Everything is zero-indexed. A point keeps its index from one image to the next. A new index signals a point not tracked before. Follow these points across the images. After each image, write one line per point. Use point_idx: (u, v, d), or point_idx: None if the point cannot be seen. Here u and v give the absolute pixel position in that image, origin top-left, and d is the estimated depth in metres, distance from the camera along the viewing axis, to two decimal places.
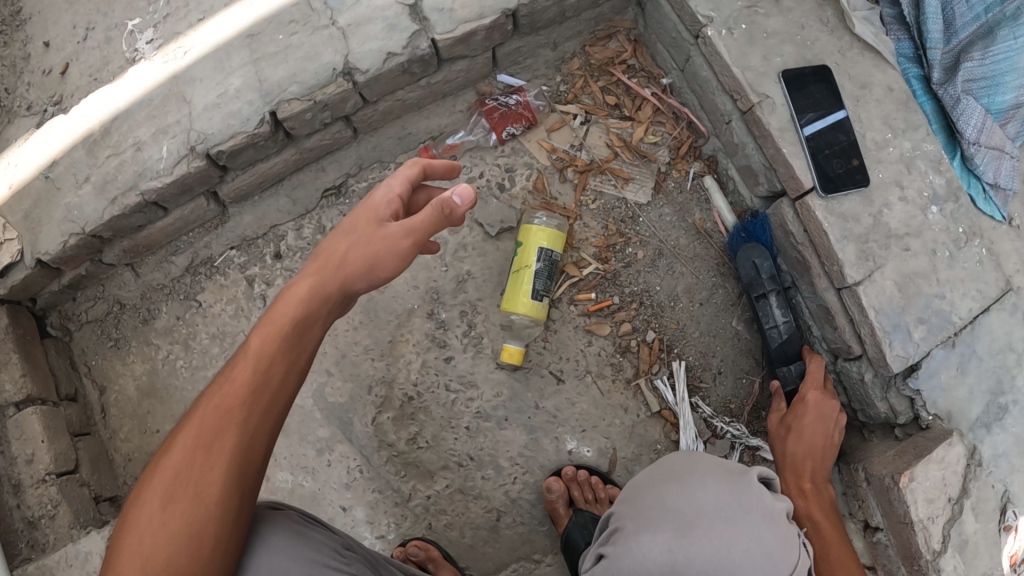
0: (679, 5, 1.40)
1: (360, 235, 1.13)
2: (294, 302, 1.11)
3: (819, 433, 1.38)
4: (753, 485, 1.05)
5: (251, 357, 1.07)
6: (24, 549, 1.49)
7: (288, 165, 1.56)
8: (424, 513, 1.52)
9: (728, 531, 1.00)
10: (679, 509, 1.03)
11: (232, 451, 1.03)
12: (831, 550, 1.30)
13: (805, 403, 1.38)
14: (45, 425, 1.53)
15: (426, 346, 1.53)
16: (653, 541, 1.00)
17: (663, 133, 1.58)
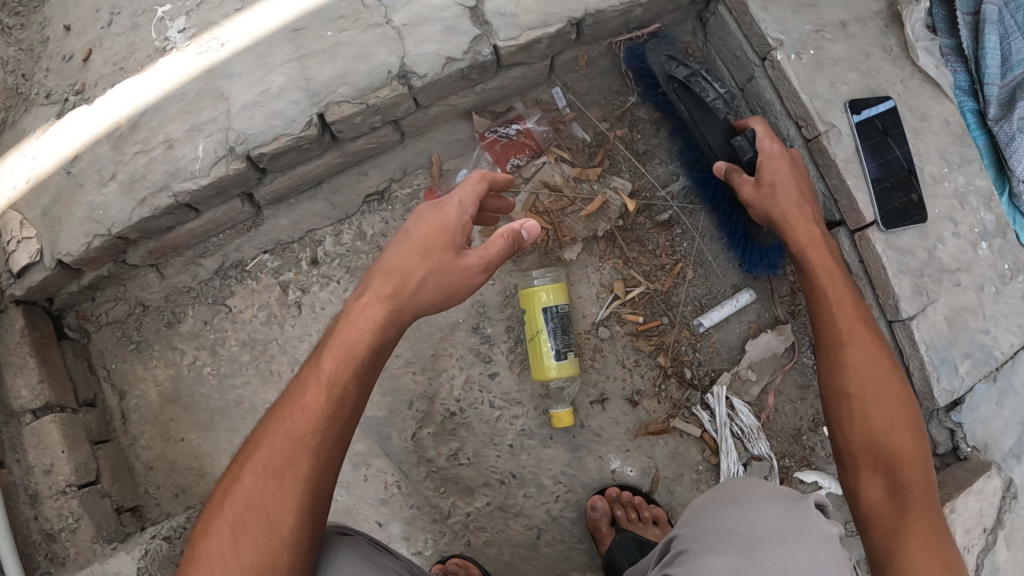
0: (748, 25, 1.37)
1: (434, 259, 1.08)
2: (367, 325, 1.07)
3: (791, 187, 1.28)
4: (811, 511, 1.04)
5: (322, 381, 1.03)
6: (42, 563, 1.44)
7: (329, 169, 1.47)
8: (463, 529, 1.49)
9: (789, 552, 0.98)
10: (737, 530, 1.03)
11: (305, 480, 1.00)
12: (867, 374, 1.18)
13: (765, 186, 1.27)
14: (65, 435, 1.47)
15: (469, 362, 1.50)
16: (719, 561, 0.98)
17: None
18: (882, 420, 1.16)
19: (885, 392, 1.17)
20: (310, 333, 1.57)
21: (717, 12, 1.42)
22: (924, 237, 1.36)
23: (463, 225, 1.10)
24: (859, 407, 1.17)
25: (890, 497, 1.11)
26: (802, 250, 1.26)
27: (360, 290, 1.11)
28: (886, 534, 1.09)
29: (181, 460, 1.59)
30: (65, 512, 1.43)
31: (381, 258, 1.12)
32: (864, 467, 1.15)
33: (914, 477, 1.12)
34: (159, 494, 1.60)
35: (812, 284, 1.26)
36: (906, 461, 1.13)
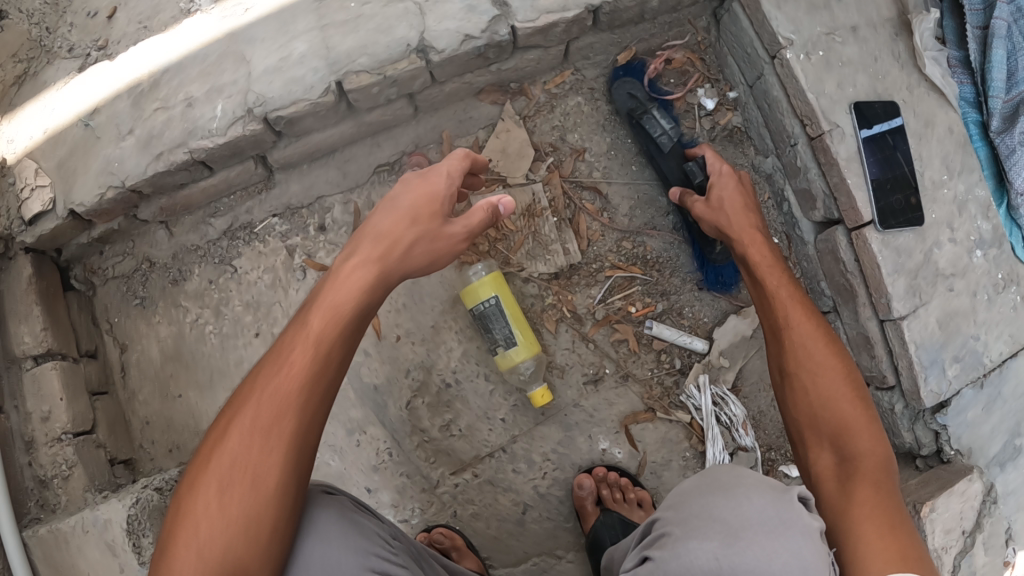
0: (760, 23, 1.40)
1: (416, 219, 1.14)
2: (353, 284, 1.09)
3: (738, 198, 1.36)
4: (795, 504, 1.02)
5: (309, 340, 1.04)
6: (33, 509, 1.48)
7: (343, 138, 1.49)
8: (451, 501, 1.51)
9: (770, 542, 0.98)
10: (722, 518, 1.02)
11: (291, 436, 1.00)
12: (809, 360, 1.19)
13: (713, 200, 1.36)
14: (65, 383, 1.51)
15: (466, 338, 1.52)
16: (701, 548, 0.99)
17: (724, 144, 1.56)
18: (821, 395, 1.16)
19: (827, 365, 1.18)
20: None
21: (731, 9, 1.45)
22: (921, 240, 1.38)
23: (447, 198, 1.17)
24: (801, 382, 1.18)
25: (838, 469, 1.11)
26: (746, 252, 1.31)
27: (351, 250, 1.14)
28: (831, 503, 1.08)
29: (178, 417, 1.61)
30: (59, 459, 1.47)
31: (368, 224, 1.16)
32: (812, 444, 1.16)
33: (865, 446, 1.11)
34: (153, 449, 1.62)
35: (755, 278, 1.30)
36: (852, 426, 1.13)
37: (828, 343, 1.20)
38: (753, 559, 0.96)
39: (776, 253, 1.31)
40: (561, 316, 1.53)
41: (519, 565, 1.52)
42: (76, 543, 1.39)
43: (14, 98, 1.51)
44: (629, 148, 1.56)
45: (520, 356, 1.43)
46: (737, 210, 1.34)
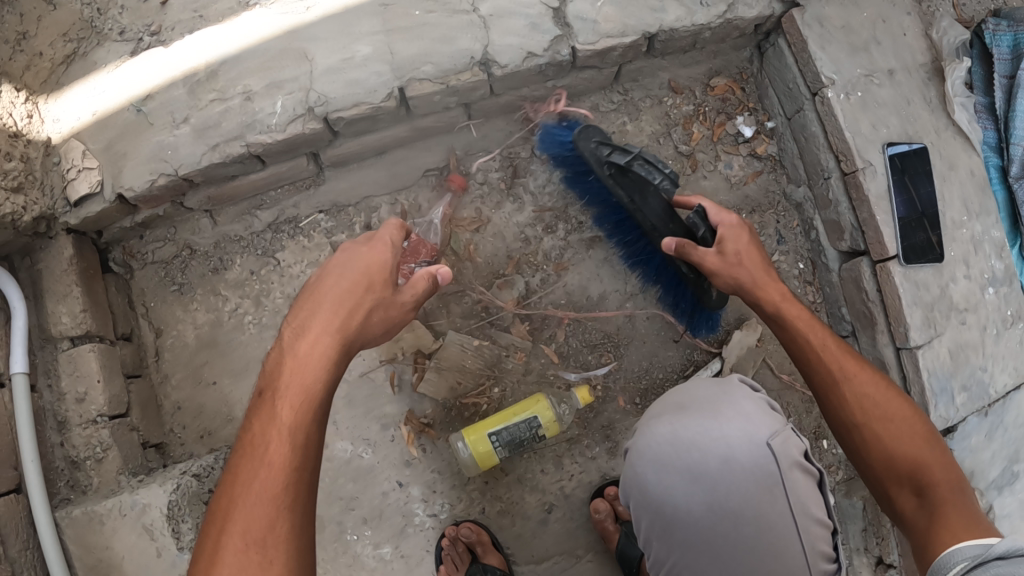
0: (804, 61, 1.46)
1: (366, 287, 1.15)
2: (316, 360, 1.08)
3: (753, 253, 1.32)
4: (736, 382, 1.22)
5: (284, 432, 1.01)
6: (63, 489, 1.50)
7: (396, 140, 1.52)
8: (480, 497, 1.56)
9: (723, 410, 1.14)
10: (682, 408, 1.20)
11: (289, 532, 0.95)
12: (865, 408, 1.19)
13: (728, 254, 1.30)
14: (102, 364, 1.52)
15: (496, 344, 1.55)
16: (658, 429, 1.16)
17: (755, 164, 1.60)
18: (893, 436, 1.17)
19: (891, 411, 1.19)
20: None
21: (777, 45, 1.51)
22: (940, 275, 1.47)
23: (387, 263, 1.19)
24: (868, 433, 1.18)
25: (920, 501, 1.12)
26: (776, 310, 1.29)
27: (304, 322, 1.12)
28: (923, 535, 1.08)
29: (210, 403, 1.63)
30: (94, 441, 1.48)
31: (316, 297, 1.14)
32: (890, 484, 1.16)
33: (939, 474, 1.13)
34: (184, 435, 1.63)
35: (790, 337, 1.27)
36: (923, 458, 1.14)
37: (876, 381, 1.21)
38: (706, 427, 1.11)
39: (801, 304, 1.30)
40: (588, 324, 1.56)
41: (541, 563, 1.57)
42: (112, 526, 1.40)
43: (61, 76, 1.51)
44: (671, 169, 1.58)
45: (521, 415, 1.44)
46: (750, 257, 1.31)
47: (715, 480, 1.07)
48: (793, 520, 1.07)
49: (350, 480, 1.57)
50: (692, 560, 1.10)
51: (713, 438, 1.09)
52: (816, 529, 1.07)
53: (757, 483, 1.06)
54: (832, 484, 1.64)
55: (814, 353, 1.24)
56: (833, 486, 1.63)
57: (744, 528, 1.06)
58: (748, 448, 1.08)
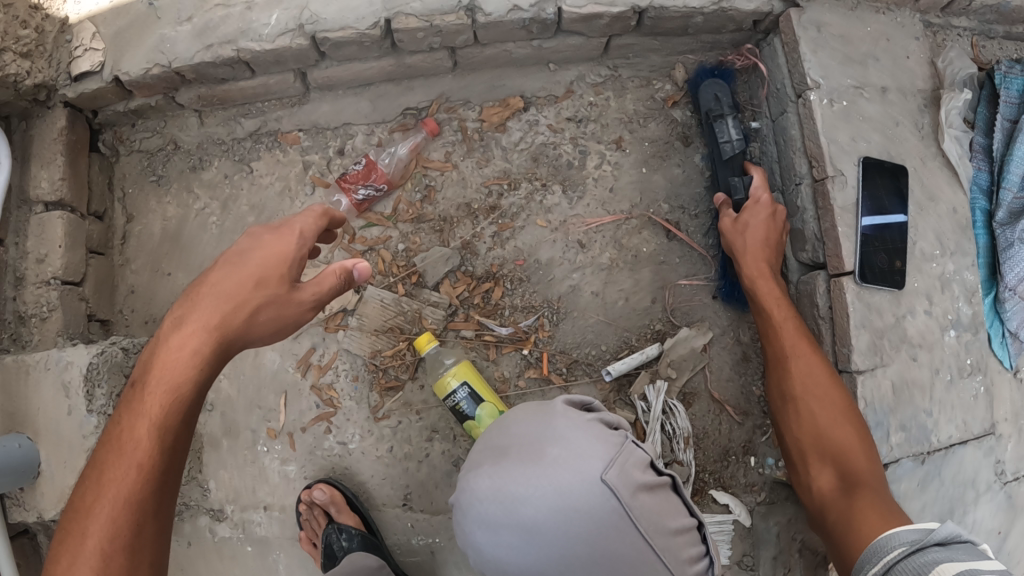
0: (793, 62, 1.44)
1: (250, 288, 1.11)
2: (188, 361, 1.06)
3: (764, 229, 1.40)
4: (559, 412, 1.06)
5: (149, 429, 1.02)
6: (5, 342, 1.59)
7: (381, 73, 1.53)
8: (389, 435, 1.55)
9: (548, 450, 0.99)
10: (501, 447, 1.05)
11: (152, 529, 0.99)
12: (810, 391, 1.31)
13: (739, 220, 1.41)
14: (67, 233, 1.60)
15: (433, 287, 1.55)
16: (482, 483, 1.00)
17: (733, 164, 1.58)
18: (826, 417, 1.29)
19: (834, 397, 1.30)
20: None
21: (772, 42, 1.49)
22: (896, 303, 1.41)
23: (293, 264, 1.16)
24: (807, 407, 1.31)
25: (839, 480, 1.27)
26: (751, 283, 1.38)
27: (183, 315, 1.09)
28: (839, 511, 1.24)
29: (161, 293, 1.69)
30: (42, 300, 1.56)
31: (200, 292, 1.11)
32: (814, 463, 1.31)
33: (862, 464, 1.27)
34: (130, 317, 1.70)
35: (758, 310, 1.39)
36: (851, 450, 1.27)
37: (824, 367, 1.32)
38: (522, 471, 0.97)
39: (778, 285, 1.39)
40: (539, 286, 1.54)
41: (435, 516, 1.55)
42: (37, 376, 1.49)
43: None
44: (645, 150, 1.57)
45: (455, 383, 1.42)
46: (757, 243, 1.39)
47: (546, 535, 0.92)
48: (648, 543, 0.93)
49: (271, 392, 1.61)
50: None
51: (531, 488, 0.95)
52: (673, 542, 0.96)
53: (603, 528, 0.91)
54: (752, 504, 1.57)
55: (779, 335, 1.35)
56: (752, 507, 1.57)
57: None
58: (573, 488, 0.94)
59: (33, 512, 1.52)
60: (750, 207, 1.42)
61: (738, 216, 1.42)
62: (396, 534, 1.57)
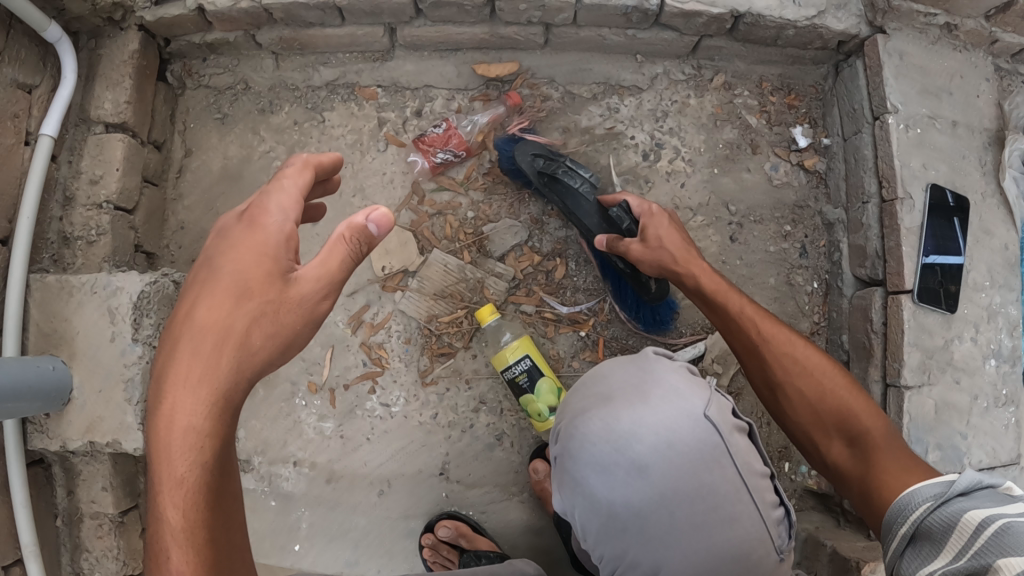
0: (875, 85, 1.48)
1: (231, 331, 0.99)
2: (196, 437, 0.95)
3: (673, 233, 1.34)
4: (653, 363, 1.18)
5: (179, 526, 0.91)
6: (45, 261, 1.53)
7: (472, 40, 1.53)
8: (434, 402, 1.53)
9: (651, 397, 1.10)
10: (602, 395, 1.15)
11: None
12: (801, 374, 1.25)
13: (650, 241, 1.32)
14: (126, 158, 1.55)
15: (497, 257, 1.54)
16: (591, 426, 1.10)
17: (801, 177, 1.62)
18: (816, 391, 1.24)
19: (812, 364, 1.26)
20: (386, 172, 1.60)
21: (853, 64, 1.54)
22: (946, 326, 1.45)
23: (274, 252, 1.03)
24: (795, 390, 1.25)
25: (852, 450, 1.21)
26: (697, 285, 1.31)
27: (159, 398, 0.97)
28: (861, 479, 1.18)
29: (213, 232, 1.66)
30: (92, 223, 1.52)
31: (177, 333, 1.01)
32: (821, 438, 1.25)
33: (868, 424, 1.22)
34: (176, 253, 1.67)
35: (714, 307, 1.31)
36: (851, 412, 1.23)
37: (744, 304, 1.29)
38: (634, 412, 1.08)
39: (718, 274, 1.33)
40: (595, 269, 1.54)
41: (469, 490, 1.53)
42: (81, 301, 1.45)
43: None
44: (719, 151, 1.59)
45: (513, 358, 1.43)
46: (678, 247, 1.33)
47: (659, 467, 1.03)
48: (744, 480, 1.05)
49: (317, 345, 1.58)
50: (643, 552, 1.03)
51: (642, 429, 1.06)
52: (762, 482, 1.06)
53: (709, 457, 1.04)
54: None
55: (715, 291, 1.29)
56: None
57: (690, 509, 1.02)
58: (680, 424, 1.06)
59: (57, 440, 1.47)
60: (648, 219, 1.35)
61: (643, 241, 1.32)
62: (427, 501, 1.55)
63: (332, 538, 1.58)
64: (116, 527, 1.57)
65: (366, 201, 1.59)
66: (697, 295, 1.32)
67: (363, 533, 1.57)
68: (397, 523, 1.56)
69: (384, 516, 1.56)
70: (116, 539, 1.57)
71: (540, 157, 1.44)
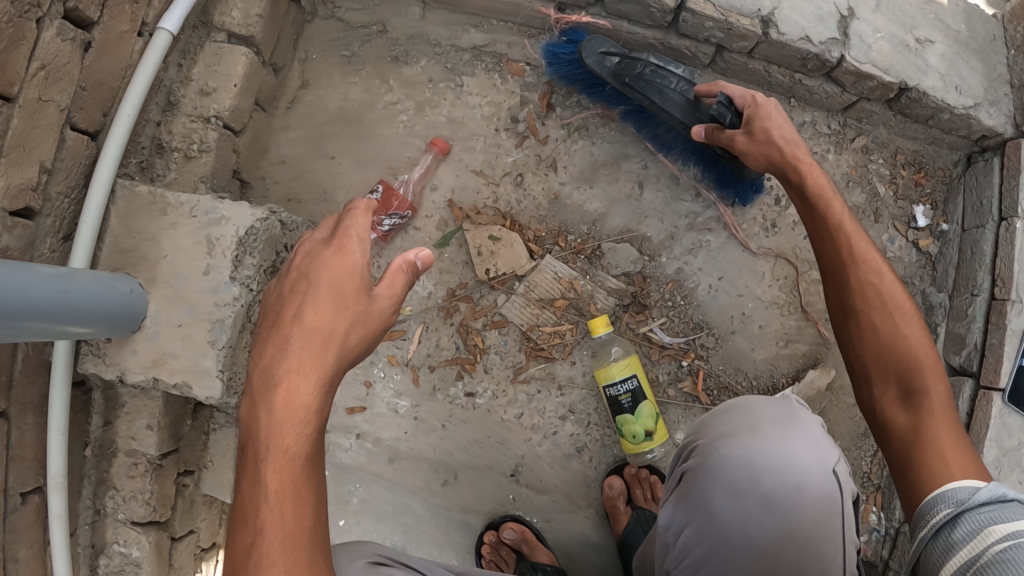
0: (1011, 185, 1.42)
1: (323, 335, 0.96)
2: (297, 417, 0.92)
3: (784, 127, 1.21)
4: (796, 407, 1.13)
5: (274, 502, 0.87)
6: (132, 168, 1.40)
7: (642, 43, 1.48)
8: (522, 401, 1.48)
9: (792, 436, 1.04)
10: (741, 420, 1.10)
11: None
12: (878, 307, 1.09)
13: (757, 133, 1.21)
14: (245, 75, 1.42)
15: (612, 273, 1.48)
16: (734, 450, 1.04)
17: (909, 256, 1.54)
18: (888, 331, 1.07)
19: (895, 303, 1.08)
20: (518, 154, 1.51)
21: (991, 160, 1.47)
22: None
23: (353, 267, 1.00)
24: (869, 321, 1.09)
25: (905, 407, 1.04)
26: (802, 182, 1.19)
27: (259, 390, 0.94)
28: (902, 445, 1.03)
29: (316, 172, 1.55)
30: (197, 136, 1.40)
31: (283, 331, 0.97)
32: (876, 377, 1.08)
33: (932, 386, 1.03)
34: (270, 188, 1.56)
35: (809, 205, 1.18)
36: (921, 366, 1.04)
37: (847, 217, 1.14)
38: (775, 449, 1.03)
39: (828, 177, 1.19)
40: (712, 305, 1.49)
41: (539, 496, 1.49)
42: (174, 222, 1.33)
43: None
44: None
45: (620, 375, 1.38)
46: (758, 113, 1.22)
47: (785, 511, 0.99)
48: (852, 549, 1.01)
49: (410, 318, 1.49)
50: None
51: (781, 464, 1.01)
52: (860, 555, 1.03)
53: (832, 519, 0.99)
54: None
55: (818, 193, 1.16)
56: None
57: (799, 558, 0.99)
58: (816, 472, 1.01)
59: (113, 369, 1.34)
60: (752, 124, 1.22)
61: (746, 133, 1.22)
62: (492, 500, 1.49)
63: (382, 520, 1.50)
64: (152, 470, 1.45)
65: (490, 179, 1.50)
66: (794, 191, 1.20)
67: (418, 520, 1.50)
68: (455, 517, 1.50)
69: (444, 506, 1.50)
70: (149, 482, 1.45)
71: (614, 53, 1.34)
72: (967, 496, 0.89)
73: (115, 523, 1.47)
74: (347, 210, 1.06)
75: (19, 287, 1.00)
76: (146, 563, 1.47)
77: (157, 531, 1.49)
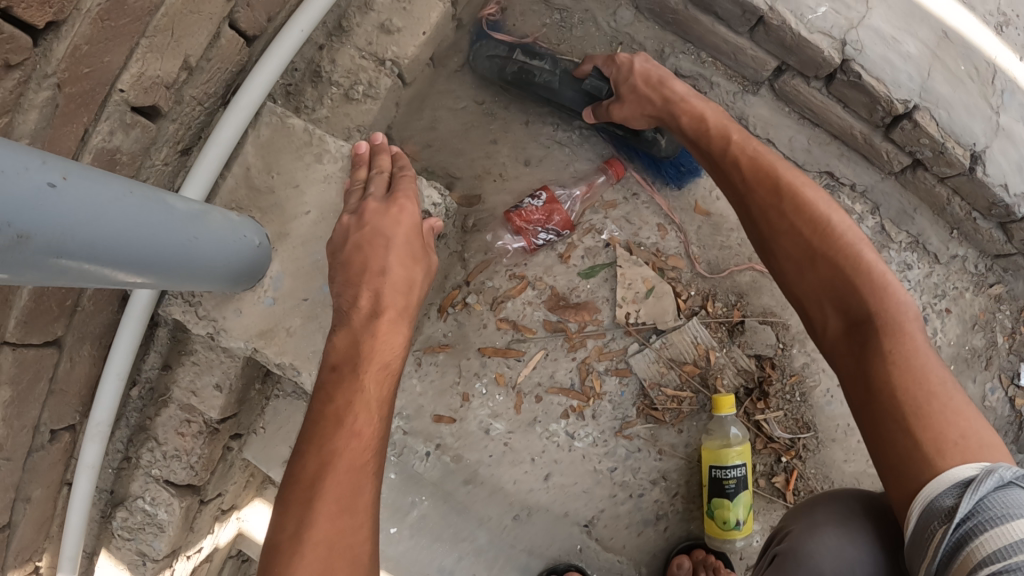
0: None
1: (356, 370, 0.98)
2: (344, 462, 0.92)
3: (678, 82, 1.17)
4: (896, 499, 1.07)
5: (313, 536, 0.86)
6: (280, 93, 1.22)
7: (843, 130, 1.44)
8: (619, 456, 1.41)
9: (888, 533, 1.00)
10: (835, 508, 1.06)
11: None
12: (778, 225, 1.02)
13: (626, 93, 1.21)
14: (436, 25, 1.23)
15: (746, 352, 1.42)
16: (826, 542, 1.02)
17: (1004, 409, 1.57)
18: (793, 242, 1.00)
19: (804, 212, 1.00)
20: (688, 202, 1.41)
21: None
22: None
23: (420, 266, 1.06)
24: (777, 244, 1.02)
25: (849, 333, 0.93)
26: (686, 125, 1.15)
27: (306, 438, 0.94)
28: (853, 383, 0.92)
29: (470, 152, 1.39)
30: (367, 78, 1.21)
31: (334, 380, 0.98)
32: (815, 310, 0.97)
33: (869, 297, 0.92)
34: (414, 153, 1.39)
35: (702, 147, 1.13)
36: (849, 281, 0.94)
37: (752, 146, 1.09)
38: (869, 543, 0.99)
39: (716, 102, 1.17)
40: (825, 410, 1.46)
41: (605, 554, 1.44)
42: (326, 175, 1.13)
43: None
44: (961, 351, 1.56)
45: (730, 461, 1.35)
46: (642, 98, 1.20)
47: None
48: None
49: (529, 340, 1.38)
50: None
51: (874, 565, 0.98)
52: None
53: None
54: None
55: (695, 112, 1.15)
56: None
57: None
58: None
59: (205, 325, 1.13)
60: (640, 83, 1.19)
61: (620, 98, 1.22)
62: (558, 547, 1.44)
63: (438, 540, 1.40)
64: (206, 432, 1.28)
65: (652, 220, 1.40)
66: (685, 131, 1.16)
67: (477, 550, 1.42)
68: (517, 556, 1.43)
69: (507, 542, 1.42)
70: (201, 445, 1.28)
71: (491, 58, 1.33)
72: (954, 503, 0.76)
73: (146, 477, 1.30)
74: (397, 173, 1.10)
75: (143, 226, 0.80)
76: (171, 528, 1.30)
77: (191, 496, 1.32)
